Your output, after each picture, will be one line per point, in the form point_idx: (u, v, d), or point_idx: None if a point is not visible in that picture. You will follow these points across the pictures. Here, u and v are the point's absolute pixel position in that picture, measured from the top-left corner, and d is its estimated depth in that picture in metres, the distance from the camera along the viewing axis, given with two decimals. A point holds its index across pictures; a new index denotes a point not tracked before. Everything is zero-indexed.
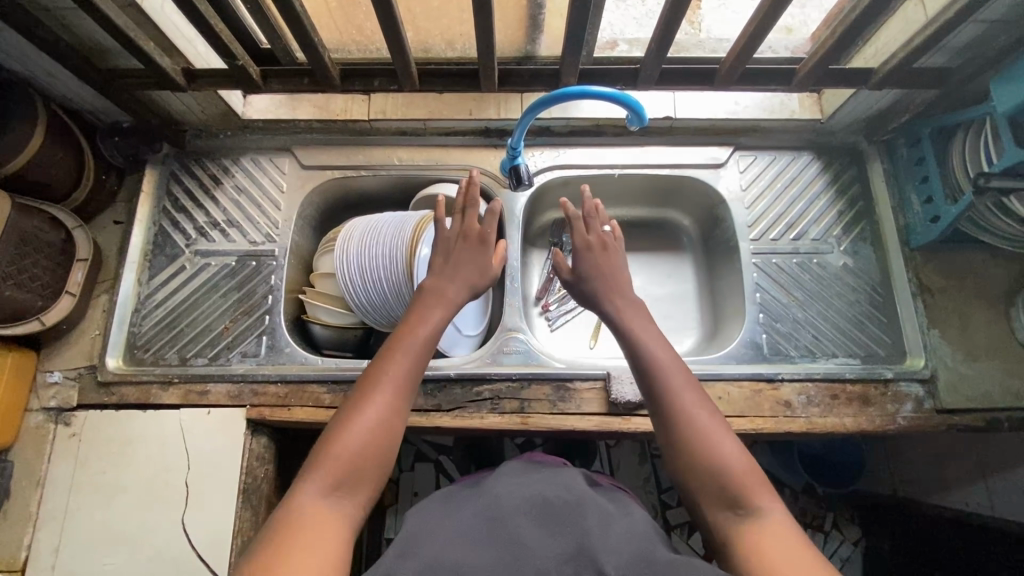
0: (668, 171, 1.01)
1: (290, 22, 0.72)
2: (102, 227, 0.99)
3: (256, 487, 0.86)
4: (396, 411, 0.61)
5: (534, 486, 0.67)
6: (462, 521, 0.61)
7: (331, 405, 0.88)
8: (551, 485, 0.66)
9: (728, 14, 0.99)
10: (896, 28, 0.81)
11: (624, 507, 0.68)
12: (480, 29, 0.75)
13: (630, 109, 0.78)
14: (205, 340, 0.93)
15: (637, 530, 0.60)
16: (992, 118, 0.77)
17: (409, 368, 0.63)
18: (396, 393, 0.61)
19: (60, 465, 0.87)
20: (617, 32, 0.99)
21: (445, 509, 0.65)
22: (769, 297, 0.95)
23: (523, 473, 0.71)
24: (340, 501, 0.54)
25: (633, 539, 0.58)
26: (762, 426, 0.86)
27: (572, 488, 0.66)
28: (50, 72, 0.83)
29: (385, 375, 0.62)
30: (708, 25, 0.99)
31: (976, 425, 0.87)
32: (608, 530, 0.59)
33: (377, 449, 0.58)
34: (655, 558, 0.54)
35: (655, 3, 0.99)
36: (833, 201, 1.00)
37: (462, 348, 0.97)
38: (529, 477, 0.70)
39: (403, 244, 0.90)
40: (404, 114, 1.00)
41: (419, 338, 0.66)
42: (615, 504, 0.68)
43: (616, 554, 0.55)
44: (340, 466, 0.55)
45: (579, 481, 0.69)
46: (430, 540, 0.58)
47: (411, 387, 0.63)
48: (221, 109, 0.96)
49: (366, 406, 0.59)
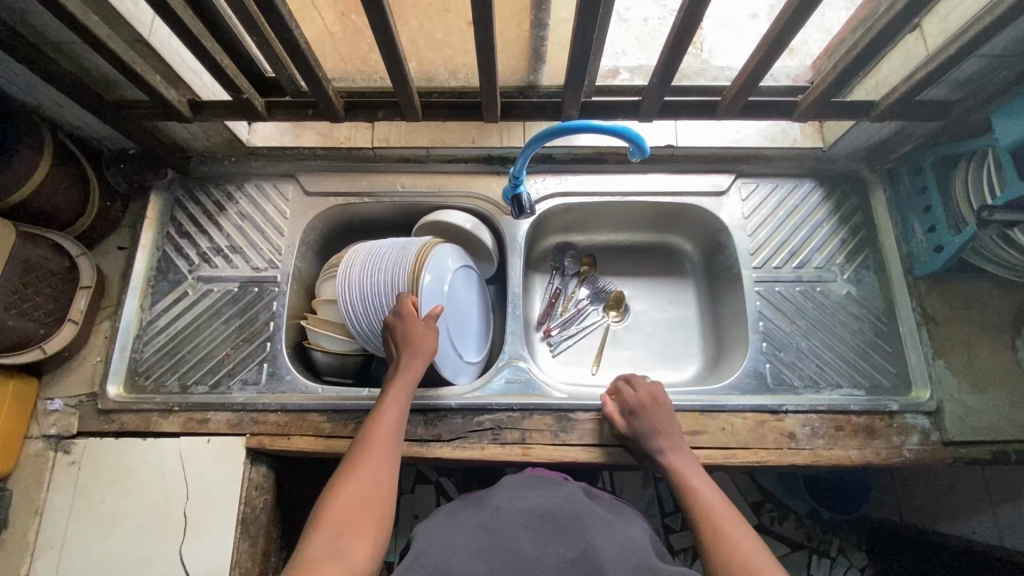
0: (670, 199, 1.01)
1: (295, 58, 0.72)
2: (105, 252, 1.00)
3: (254, 518, 0.86)
4: (382, 468, 0.70)
5: (540, 495, 0.69)
6: (474, 531, 0.63)
7: (331, 434, 0.88)
8: (555, 497, 0.68)
9: (732, 35, 0.98)
10: (897, 61, 0.81)
11: (628, 520, 0.70)
12: (482, 62, 0.75)
13: (631, 141, 0.78)
14: (206, 367, 0.93)
15: (638, 542, 0.63)
16: (994, 150, 0.77)
17: (388, 428, 0.75)
18: (385, 452, 0.72)
19: (58, 493, 0.86)
20: (619, 57, 0.99)
21: (454, 518, 0.67)
22: (771, 326, 0.95)
23: (529, 484, 0.73)
24: (345, 545, 0.61)
25: (635, 550, 0.61)
26: (766, 458, 0.85)
27: (571, 497, 0.69)
28: (57, 102, 0.84)
29: (366, 443, 0.73)
30: (710, 48, 0.99)
31: (984, 459, 0.86)
32: (609, 539, 0.62)
33: (371, 499, 0.67)
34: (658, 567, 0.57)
35: (657, 24, 0.98)
36: (836, 229, 1.00)
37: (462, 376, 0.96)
38: (531, 488, 0.71)
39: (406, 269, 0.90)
40: (406, 142, 1.01)
41: (394, 405, 0.78)
42: (618, 517, 0.70)
43: (620, 560, 0.58)
44: (338, 520, 0.63)
45: (580, 493, 0.72)
46: (441, 549, 0.60)
47: (394, 448, 0.74)
48: (226, 137, 0.97)
49: (354, 470, 0.69)
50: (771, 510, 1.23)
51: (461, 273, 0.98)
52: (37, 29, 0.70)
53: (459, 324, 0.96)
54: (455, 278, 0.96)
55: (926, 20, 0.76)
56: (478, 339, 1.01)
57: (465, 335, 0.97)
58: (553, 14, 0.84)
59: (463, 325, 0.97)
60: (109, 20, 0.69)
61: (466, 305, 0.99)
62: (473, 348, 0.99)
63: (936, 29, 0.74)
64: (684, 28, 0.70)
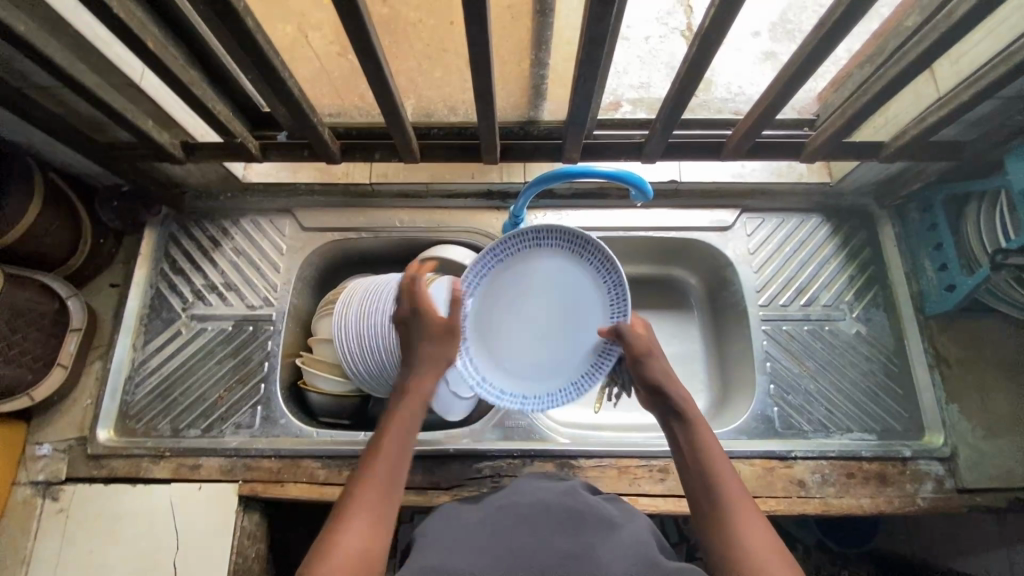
0: (675, 235, 0.99)
1: (289, 105, 0.71)
2: (97, 290, 0.98)
3: (247, 568, 0.83)
4: (381, 525, 0.54)
5: (540, 489, 0.60)
6: (466, 531, 0.54)
7: (325, 481, 0.85)
8: (555, 489, 0.60)
9: (732, 53, 0.96)
10: (906, 102, 0.79)
11: (629, 513, 0.60)
12: (480, 106, 0.74)
13: (632, 185, 0.76)
14: (198, 410, 0.91)
15: (642, 533, 0.54)
16: (1006, 191, 0.76)
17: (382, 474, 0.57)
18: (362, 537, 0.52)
19: (46, 542, 0.84)
20: (621, 75, 0.96)
21: (449, 517, 0.59)
22: (779, 367, 0.92)
23: (534, 480, 0.64)
24: None
25: (638, 544, 0.51)
26: (775, 508, 0.82)
27: (571, 492, 0.59)
28: (48, 142, 0.82)
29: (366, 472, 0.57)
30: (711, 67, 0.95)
31: (999, 507, 0.83)
32: (614, 538, 0.52)
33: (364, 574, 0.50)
34: (661, 561, 0.49)
35: (659, 43, 0.98)
36: (844, 266, 0.97)
37: (522, 401, 0.77)
38: (529, 485, 0.63)
39: (617, 279, 0.74)
40: (405, 178, 0.99)
41: (388, 444, 0.59)
42: (621, 510, 0.60)
43: (621, 558, 0.49)
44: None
45: (584, 491, 0.62)
46: (430, 550, 0.52)
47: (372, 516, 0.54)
48: (220, 173, 0.95)
49: (349, 514, 0.53)
50: None
51: (541, 270, 0.76)
52: (25, 75, 0.69)
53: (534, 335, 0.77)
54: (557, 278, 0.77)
55: (936, 62, 0.74)
56: (482, 347, 0.77)
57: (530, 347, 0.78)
58: (553, 53, 0.83)
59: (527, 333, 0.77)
60: (97, 67, 0.68)
61: (519, 303, 0.77)
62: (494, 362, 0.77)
63: (947, 72, 0.73)
64: (689, 74, 0.69)
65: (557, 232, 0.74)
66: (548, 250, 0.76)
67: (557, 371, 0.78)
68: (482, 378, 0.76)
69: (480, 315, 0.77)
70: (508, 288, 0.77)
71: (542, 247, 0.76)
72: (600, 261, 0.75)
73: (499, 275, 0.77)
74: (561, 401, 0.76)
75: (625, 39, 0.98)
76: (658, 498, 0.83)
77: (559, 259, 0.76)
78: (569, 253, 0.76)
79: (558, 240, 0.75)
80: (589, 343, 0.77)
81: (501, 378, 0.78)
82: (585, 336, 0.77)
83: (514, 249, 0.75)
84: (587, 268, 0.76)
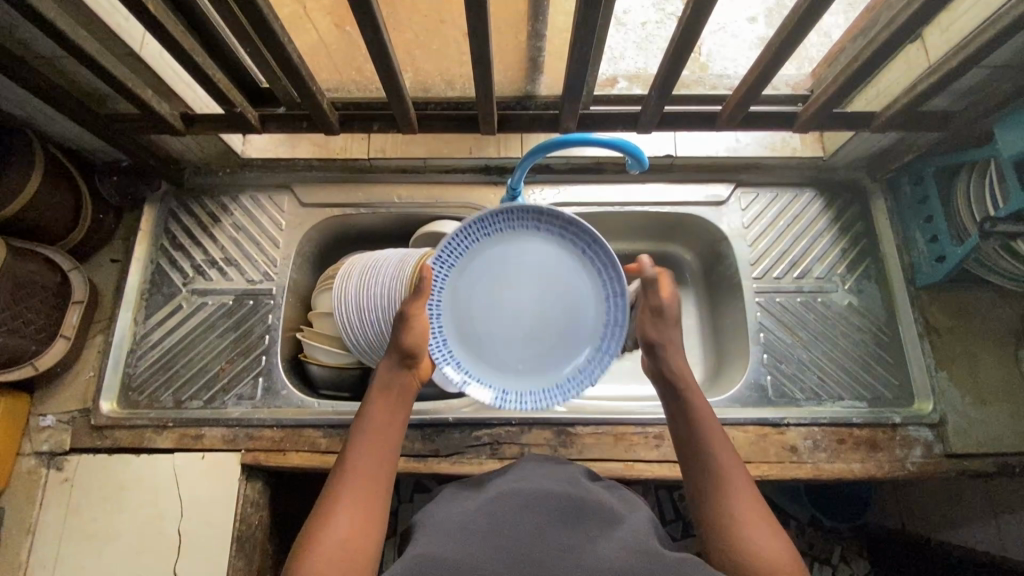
0: (670, 210, 1.00)
1: (289, 73, 0.72)
2: (98, 266, 0.99)
3: (250, 534, 0.85)
4: (370, 506, 0.58)
5: (543, 479, 0.61)
6: (468, 513, 0.55)
7: (327, 450, 0.87)
8: (556, 480, 0.61)
9: (728, 40, 0.96)
10: (898, 73, 0.81)
11: (630, 502, 0.61)
12: (477, 76, 0.75)
13: (628, 154, 0.75)
14: (200, 382, 0.92)
15: (643, 526, 0.55)
16: (997, 160, 0.76)
17: (371, 459, 0.61)
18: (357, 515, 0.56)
19: (51, 511, 0.85)
20: (617, 62, 0.98)
21: (451, 505, 0.59)
22: (773, 338, 0.94)
23: (532, 468, 0.65)
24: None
25: (638, 535, 0.52)
26: (767, 472, 0.84)
27: (572, 482, 0.60)
28: (49, 115, 0.83)
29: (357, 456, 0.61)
30: (708, 51, 0.97)
31: (986, 471, 0.85)
32: (614, 530, 0.53)
33: (357, 547, 0.54)
34: (663, 553, 0.50)
35: (656, 29, 0.96)
36: (837, 239, 0.99)
37: (561, 394, 0.73)
38: (532, 472, 0.64)
39: (576, 225, 0.71)
40: (403, 152, 1.00)
41: (377, 432, 0.64)
42: (621, 500, 0.61)
43: (621, 548, 0.50)
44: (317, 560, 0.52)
45: (584, 480, 0.63)
46: (433, 535, 0.53)
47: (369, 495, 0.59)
48: (220, 148, 0.96)
49: (342, 494, 0.58)
50: None
51: (499, 258, 0.71)
52: (27, 44, 0.69)
53: (534, 326, 0.72)
54: (519, 255, 0.71)
55: (927, 31, 0.76)
56: (492, 366, 0.73)
57: (539, 339, 0.72)
58: (550, 26, 0.83)
59: (525, 329, 0.72)
60: (99, 34, 0.68)
61: (496, 300, 0.71)
62: (513, 374, 0.73)
63: (938, 40, 0.74)
64: (683, 42, 0.70)
65: (487, 219, 0.70)
66: (492, 239, 0.71)
67: (571, 347, 0.73)
68: (507, 391, 0.73)
69: (465, 336, 0.72)
70: (475, 289, 0.71)
71: (486, 238, 0.71)
72: (547, 221, 0.71)
73: (458, 288, 0.72)
74: (596, 374, 0.73)
75: (621, 24, 0.97)
76: (654, 464, 0.85)
77: (507, 241, 0.71)
78: (514, 232, 0.72)
79: (496, 221, 0.71)
80: (588, 303, 0.72)
81: (523, 377, 0.74)
82: (582, 300, 0.72)
83: (457, 254, 0.71)
84: (545, 234, 0.72)
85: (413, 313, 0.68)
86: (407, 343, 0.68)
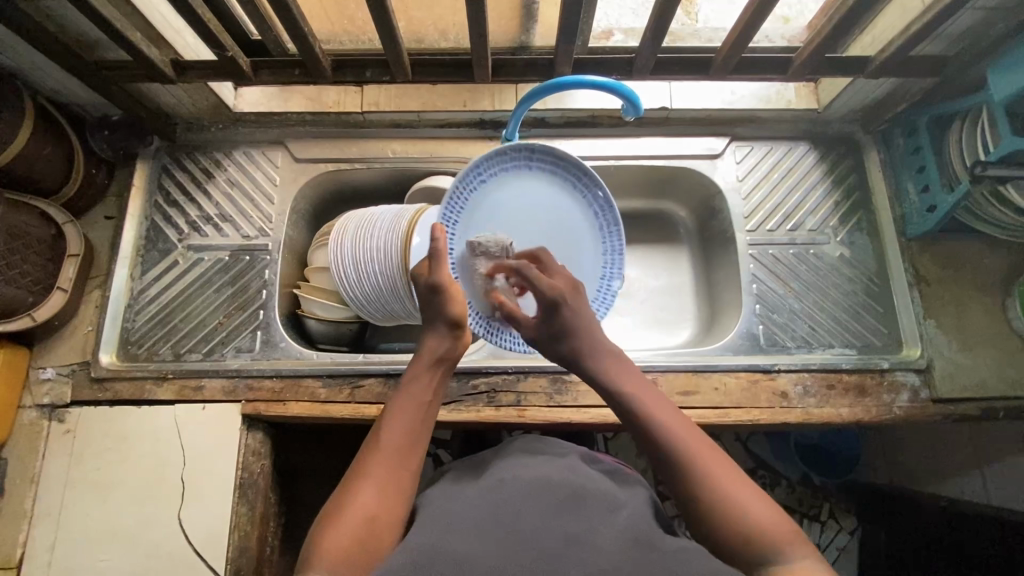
0: (665, 163, 1.00)
1: (281, 15, 0.71)
2: (93, 222, 0.98)
3: (252, 482, 0.86)
4: (398, 479, 0.57)
5: (539, 466, 0.61)
6: (467, 505, 0.55)
7: (326, 399, 0.88)
8: (552, 467, 0.61)
9: (727, 5, 0.95)
10: (892, 17, 0.80)
11: (630, 487, 0.62)
12: (473, 21, 0.74)
13: (625, 99, 0.77)
14: (199, 335, 0.93)
15: (642, 513, 0.56)
16: (988, 107, 0.77)
17: (405, 435, 0.60)
18: (384, 485, 0.56)
19: (54, 462, 0.86)
20: (613, 22, 0.96)
21: (448, 495, 0.59)
22: (765, 289, 0.95)
23: (526, 455, 0.65)
24: (341, 533, 0.51)
25: (636, 523, 0.53)
26: (758, 416, 0.86)
27: (571, 468, 0.61)
28: (37, 65, 0.82)
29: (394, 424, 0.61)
30: (704, 17, 0.96)
31: (970, 415, 0.87)
32: (613, 518, 0.53)
33: (384, 516, 0.54)
34: (660, 543, 0.50)
35: None
36: (830, 191, 0.99)
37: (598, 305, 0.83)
38: (529, 457, 0.64)
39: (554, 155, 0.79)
40: (396, 105, 0.99)
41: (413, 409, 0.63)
42: (620, 487, 0.61)
43: (619, 538, 0.50)
44: (345, 520, 0.52)
45: (583, 466, 0.63)
46: (431, 526, 0.53)
47: (401, 467, 0.58)
48: (211, 101, 0.95)
49: (376, 458, 0.58)
50: (765, 477, 1.21)
51: (496, 204, 0.79)
52: None
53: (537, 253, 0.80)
54: (511, 196, 0.79)
55: None
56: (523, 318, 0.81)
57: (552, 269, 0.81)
58: None
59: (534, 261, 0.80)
60: None
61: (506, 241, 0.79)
62: None
63: None
64: None
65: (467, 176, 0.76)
66: (483, 189, 0.78)
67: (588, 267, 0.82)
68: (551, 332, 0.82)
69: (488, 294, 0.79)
70: None
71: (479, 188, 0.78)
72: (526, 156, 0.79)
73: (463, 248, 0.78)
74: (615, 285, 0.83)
75: None
76: None
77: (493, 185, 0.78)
78: (502, 176, 0.79)
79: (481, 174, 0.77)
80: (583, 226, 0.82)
81: None
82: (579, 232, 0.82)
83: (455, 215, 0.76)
84: (532, 174, 0.80)
85: (445, 281, 0.69)
86: (453, 313, 0.68)
